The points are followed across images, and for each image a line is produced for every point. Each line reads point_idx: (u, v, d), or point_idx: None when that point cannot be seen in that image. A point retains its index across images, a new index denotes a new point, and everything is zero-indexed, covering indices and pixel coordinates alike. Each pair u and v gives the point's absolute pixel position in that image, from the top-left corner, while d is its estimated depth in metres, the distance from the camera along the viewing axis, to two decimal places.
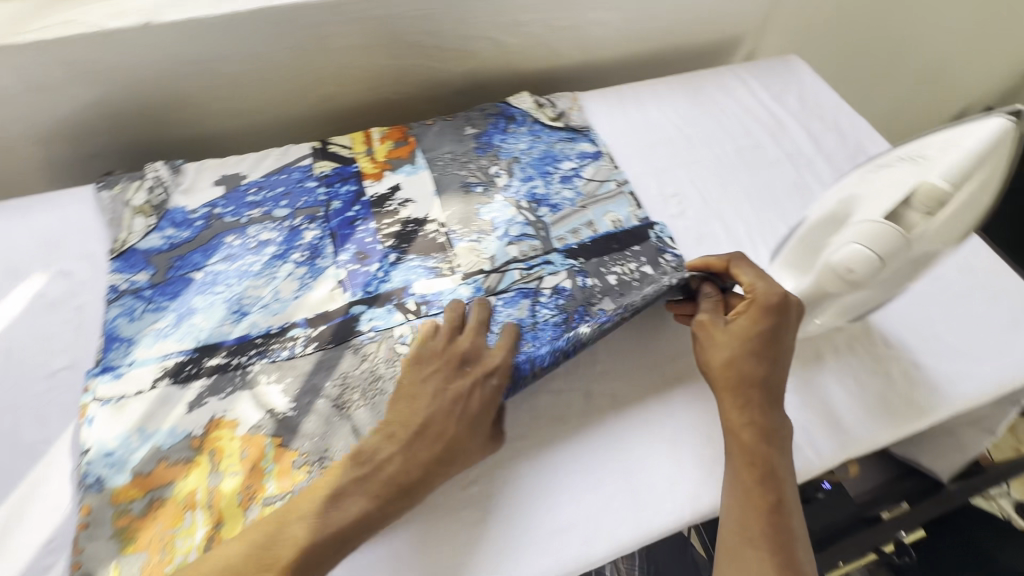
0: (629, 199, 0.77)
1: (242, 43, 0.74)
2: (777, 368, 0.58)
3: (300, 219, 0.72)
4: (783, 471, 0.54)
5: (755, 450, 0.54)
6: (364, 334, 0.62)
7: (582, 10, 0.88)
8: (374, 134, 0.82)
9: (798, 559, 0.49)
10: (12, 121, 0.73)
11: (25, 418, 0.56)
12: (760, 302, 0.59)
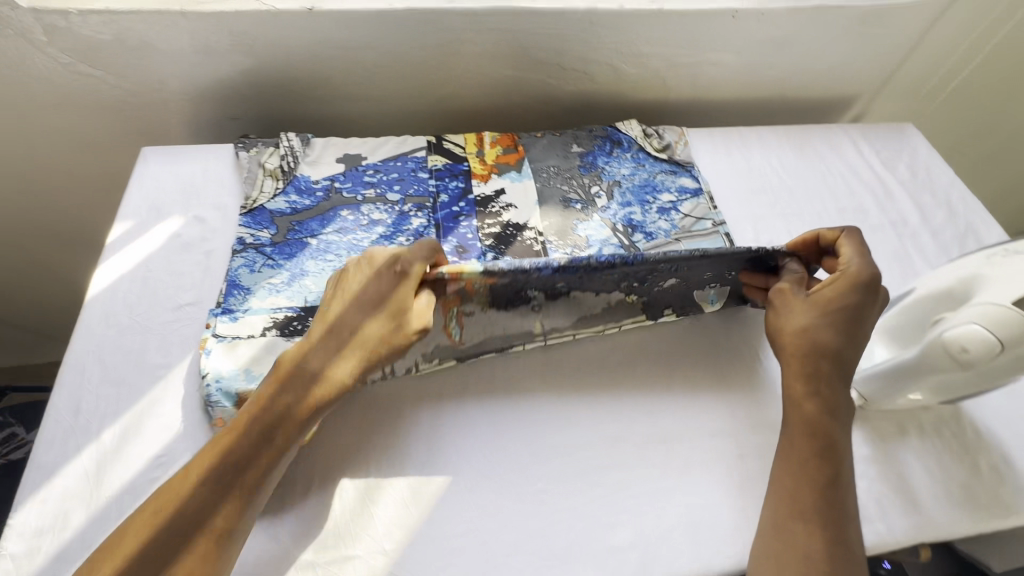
0: (724, 240, 0.77)
1: (387, 37, 0.80)
2: (854, 347, 0.57)
3: (410, 205, 0.77)
4: (841, 446, 0.54)
5: (816, 419, 0.54)
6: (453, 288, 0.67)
7: (704, 50, 0.90)
8: (486, 138, 0.87)
9: (846, 535, 0.50)
10: (176, 77, 0.82)
11: (151, 342, 0.62)
12: (852, 277, 0.57)
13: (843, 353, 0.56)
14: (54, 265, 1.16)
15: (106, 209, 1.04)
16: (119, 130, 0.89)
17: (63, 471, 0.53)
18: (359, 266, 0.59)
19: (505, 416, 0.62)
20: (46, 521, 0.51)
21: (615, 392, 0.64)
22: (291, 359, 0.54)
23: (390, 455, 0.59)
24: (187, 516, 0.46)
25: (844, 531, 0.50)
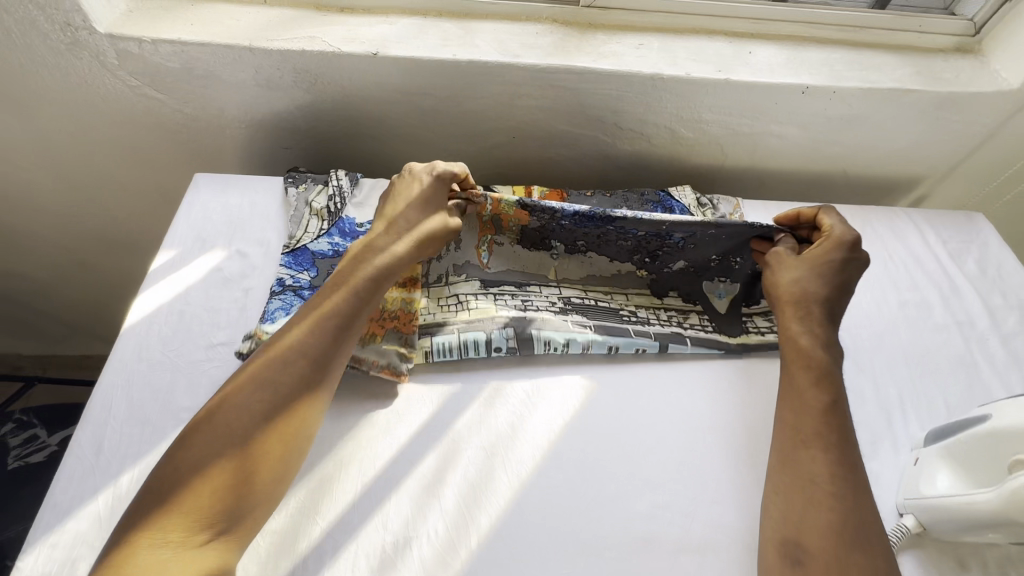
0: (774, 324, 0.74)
1: (447, 85, 0.80)
2: (840, 291, 0.66)
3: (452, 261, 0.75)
4: (832, 374, 0.61)
5: (808, 350, 0.62)
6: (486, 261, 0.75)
7: (768, 122, 0.87)
8: (534, 191, 0.85)
9: (843, 456, 0.56)
10: (236, 107, 0.83)
11: (180, 381, 0.61)
12: (837, 239, 0.69)
13: (828, 294, 0.66)
14: (98, 268, 1.18)
15: (153, 222, 1.06)
16: (174, 150, 0.90)
17: (77, 513, 0.52)
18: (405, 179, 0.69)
19: (531, 498, 0.57)
20: (53, 567, 0.49)
21: (653, 485, 0.59)
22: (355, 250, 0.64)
23: (408, 530, 0.55)
24: (283, 368, 0.54)
25: (843, 456, 0.56)
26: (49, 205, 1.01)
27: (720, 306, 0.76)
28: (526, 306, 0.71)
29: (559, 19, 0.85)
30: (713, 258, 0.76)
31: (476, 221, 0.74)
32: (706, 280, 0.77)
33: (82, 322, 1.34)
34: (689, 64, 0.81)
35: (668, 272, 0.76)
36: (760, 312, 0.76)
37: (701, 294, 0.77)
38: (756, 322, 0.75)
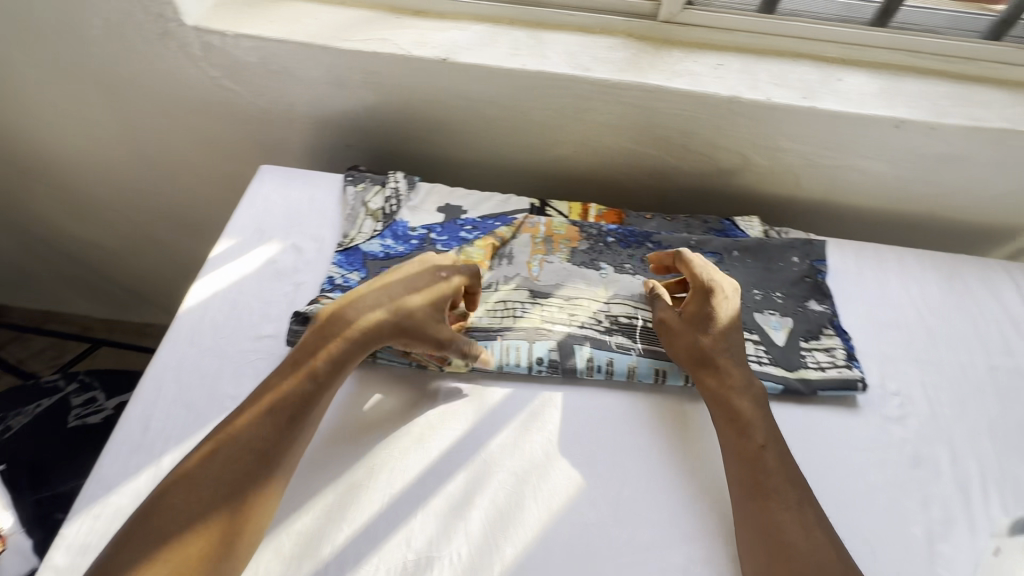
0: (841, 369, 0.68)
1: (512, 96, 0.79)
2: (732, 335, 0.66)
3: (500, 273, 0.73)
4: (757, 417, 0.60)
5: (732, 405, 0.61)
6: (537, 275, 0.74)
7: (852, 155, 0.81)
8: (591, 209, 0.84)
9: (790, 499, 0.54)
10: (305, 103, 0.85)
11: (227, 369, 0.62)
12: (702, 284, 0.68)
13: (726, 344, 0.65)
14: (165, 244, 1.24)
15: (219, 205, 1.10)
16: (244, 140, 0.93)
17: (119, 489, 0.54)
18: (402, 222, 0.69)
19: (560, 534, 0.55)
20: (93, 539, 0.51)
21: (692, 537, 0.55)
22: (349, 292, 0.63)
23: (431, 549, 0.53)
24: (240, 447, 0.52)
25: (788, 499, 0.54)
26: (129, 182, 1.08)
27: (777, 339, 0.71)
28: (571, 320, 0.70)
29: (634, 34, 0.82)
30: (755, 290, 0.76)
31: (529, 239, 0.77)
32: (758, 312, 0.74)
33: (148, 293, 1.42)
34: (771, 88, 0.76)
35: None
36: (819, 346, 0.71)
37: (755, 325, 0.73)
38: (816, 356, 0.69)
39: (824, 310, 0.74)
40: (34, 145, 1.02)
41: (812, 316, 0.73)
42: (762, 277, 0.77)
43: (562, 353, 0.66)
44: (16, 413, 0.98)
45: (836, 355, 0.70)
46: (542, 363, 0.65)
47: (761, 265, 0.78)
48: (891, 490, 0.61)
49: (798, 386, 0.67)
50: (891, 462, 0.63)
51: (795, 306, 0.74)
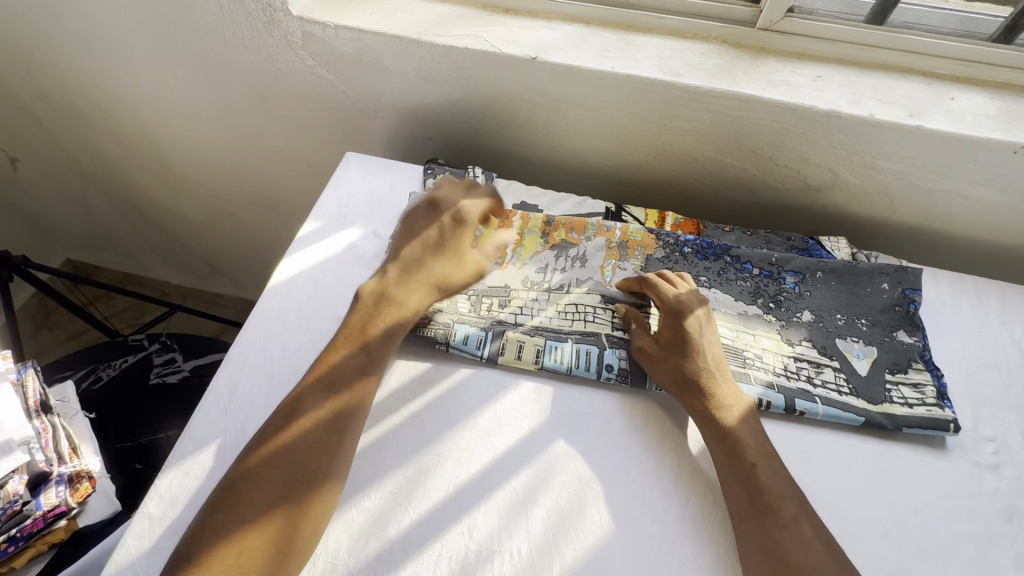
0: (930, 406, 0.64)
1: (597, 97, 0.78)
2: (716, 355, 0.63)
3: (573, 276, 0.73)
4: (749, 435, 0.58)
5: (726, 428, 0.58)
6: (611, 281, 0.73)
7: (957, 180, 0.75)
8: (667, 218, 0.83)
9: (786, 515, 0.53)
10: (392, 95, 0.87)
11: (307, 346, 0.65)
12: (669, 305, 0.66)
13: (715, 366, 0.62)
14: (244, 221, 1.31)
15: (297, 188, 1.15)
16: (329, 127, 0.97)
17: (208, 449, 0.57)
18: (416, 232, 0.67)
19: (620, 543, 0.54)
20: (182, 493, 0.55)
21: None
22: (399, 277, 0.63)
23: (492, 542, 0.54)
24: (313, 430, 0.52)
25: (784, 515, 0.53)
26: (220, 159, 1.14)
27: (859, 368, 0.68)
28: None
29: (728, 41, 0.80)
30: (838, 315, 0.72)
31: (605, 245, 0.76)
32: (840, 338, 0.71)
33: (223, 265, 1.50)
34: (875, 104, 0.72)
35: (796, 323, 0.72)
36: (906, 380, 0.67)
37: (836, 352, 0.69)
38: (902, 391, 0.65)
39: (913, 342, 0.69)
40: (140, 120, 1.10)
41: (900, 348, 0.69)
42: (846, 302, 0.73)
43: (632, 362, 0.66)
44: (107, 365, 1.07)
45: (924, 391, 0.66)
46: (612, 371, 0.65)
47: (846, 289, 0.74)
48: (979, 543, 0.57)
49: (881, 420, 0.63)
50: (983, 513, 0.59)
51: (882, 336, 0.70)
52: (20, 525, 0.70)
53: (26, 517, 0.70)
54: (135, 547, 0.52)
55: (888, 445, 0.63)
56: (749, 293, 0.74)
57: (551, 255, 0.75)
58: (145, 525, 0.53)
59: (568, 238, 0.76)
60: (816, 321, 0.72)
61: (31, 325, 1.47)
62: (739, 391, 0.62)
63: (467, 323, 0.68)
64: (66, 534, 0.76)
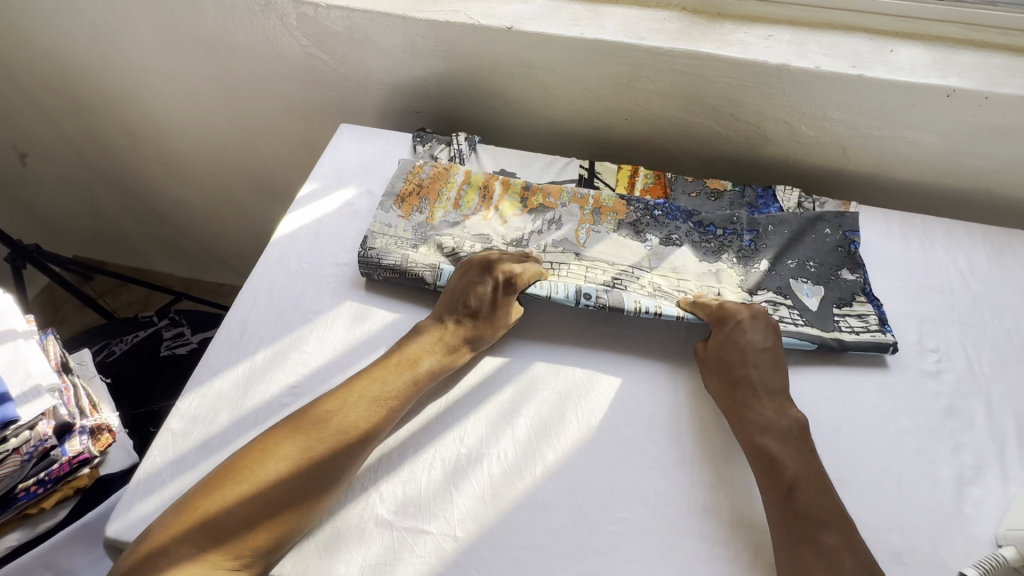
0: (872, 331, 0.69)
1: (570, 63, 0.85)
2: (766, 355, 0.65)
3: (547, 232, 0.79)
4: (788, 456, 0.57)
5: (765, 447, 0.58)
6: (584, 237, 0.78)
7: (900, 126, 0.82)
8: (638, 181, 0.87)
9: (824, 544, 0.52)
10: (381, 70, 0.94)
11: (309, 289, 0.71)
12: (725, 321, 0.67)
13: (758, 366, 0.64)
14: (245, 207, 1.38)
15: (296, 169, 1.22)
16: (324, 106, 1.04)
17: (222, 376, 0.63)
18: (468, 272, 0.70)
19: (596, 442, 0.61)
20: (199, 412, 0.61)
21: (704, 456, 0.61)
22: (449, 311, 0.68)
23: (481, 446, 0.60)
24: (345, 435, 0.56)
25: (823, 544, 0.52)
26: (222, 145, 1.21)
27: (810, 304, 0.73)
28: (616, 282, 0.73)
29: (688, 9, 0.87)
30: (792, 261, 0.78)
31: (578, 211, 0.81)
32: (792, 279, 0.76)
33: (225, 253, 1.56)
34: (821, 57, 0.80)
35: (753, 274, 0.77)
36: (852, 312, 0.72)
37: (790, 291, 0.75)
38: (849, 321, 0.71)
39: (856, 279, 0.75)
40: (146, 110, 1.18)
41: (844, 285, 0.75)
42: (799, 249, 0.79)
43: (611, 297, 0.70)
44: (119, 340, 1.13)
45: (867, 321, 0.71)
46: (590, 299, 0.70)
47: (796, 237, 0.80)
48: (921, 436, 0.63)
49: (832, 345, 0.68)
50: (924, 412, 0.65)
51: (834, 277, 0.76)
52: (47, 468, 0.76)
53: (53, 460, 0.76)
54: (161, 457, 0.58)
55: (841, 357, 0.70)
56: (711, 247, 0.80)
57: (528, 219, 0.80)
58: (168, 440, 0.59)
59: (545, 203, 0.81)
60: (771, 268, 0.77)
61: (43, 316, 1.52)
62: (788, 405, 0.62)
63: (446, 264, 0.73)
64: (91, 480, 0.81)
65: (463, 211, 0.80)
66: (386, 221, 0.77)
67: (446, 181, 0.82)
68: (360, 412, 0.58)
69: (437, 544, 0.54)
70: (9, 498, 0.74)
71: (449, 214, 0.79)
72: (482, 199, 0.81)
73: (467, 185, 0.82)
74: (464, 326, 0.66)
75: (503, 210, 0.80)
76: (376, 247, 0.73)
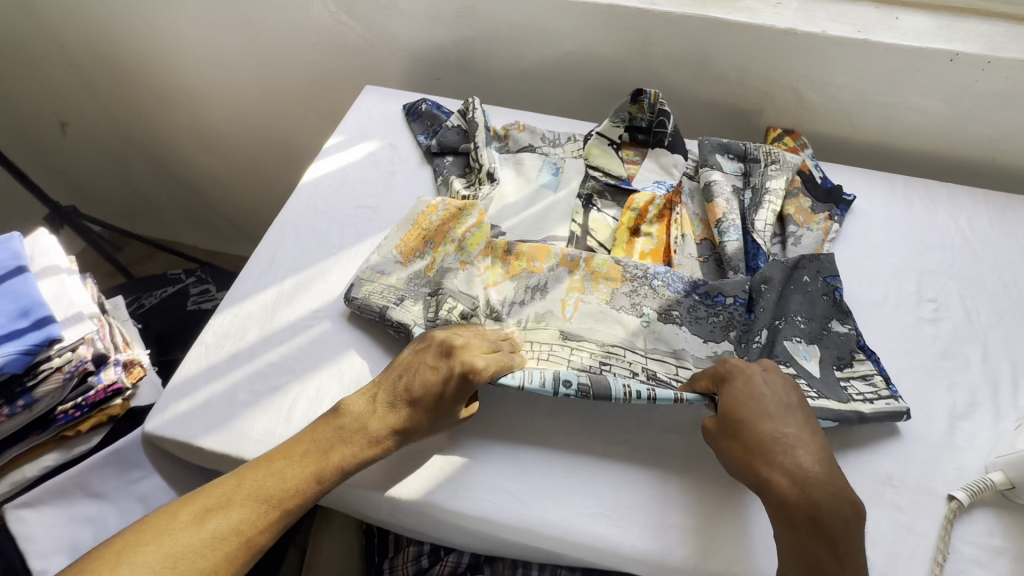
0: (883, 406, 0.60)
1: (586, 28, 0.89)
2: (789, 419, 0.53)
3: (531, 299, 0.68)
4: (835, 556, 0.47)
5: (806, 548, 0.47)
6: (569, 309, 0.68)
7: (904, 92, 0.85)
8: (638, 242, 0.78)
9: None
10: (407, 37, 0.99)
11: (334, 226, 0.76)
12: (736, 389, 0.55)
13: (779, 432, 0.53)
14: (270, 177, 1.43)
15: (320, 138, 1.27)
16: (351, 73, 1.10)
17: (252, 298, 0.68)
18: (425, 342, 0.59)
19: None
20: (231, 329, 0.65)
21: None
22: (388, 391, 0.57)
23: None
24: (243, 531, 0.50)
25: None
26: (250, 115, 1.27)
27: (812, 370, 0.64)
28: (603, 368, 0.63)
29: None
30: (801, 321, 0.67)
31: (566, 277, 0.70)
32: (791, 339, 0.66)
33: (248, 225, 1.61)
34: (827, 23, 0.83)
35: (755, 350, 0.65)
36: (855, 374, 0.64)
37: (790, 357, 0.64)
38: (856, 387, 0.62)
39: (848, 332, 0.67)
40: (181, 79, 1.24)
41: (837, 340, 0.67)
42: (806, 308, 0.68)
43: (594, 382, 0.60)
44: (149, 294, 1.19)
45: (877, 395, 0.62)
46: (570, 388, 0.59)
47: (794, 292, 0.69)
48: (916, 375, 0.65)
49: (852, 420, 0.59)
50: (921, 354, 0.67)
51: (845, 347, 0.66)
52: (85, 394, 0.80)
53: (89, 387, 0.80)
54: (194, 366, 0.63)
55: None
56: (715, 309, 0.68)
57: (511, 288, 0.70)
58: (202, 352, 0.64)
59: (530, 268, 0.70)
60: (781, 334, 0.66)
61: None
62: (832, 481, 0.50)
63: (421, 328, 0.64)
64: (123, 410, 0.86)
65: (453, 258, 0.70)
66: (380, 266, 0.70)
67: (456, 223, 0.73)
68: (254, 508, 0.51)
69: (451, 447, 0.59)
70: (49, 419, 0.79)
71: (448, 258, 0.70)
72: (489, 245, 0.72)
73: (478, 228, 0.71)
74: (397, 412, 0.56)
75: (497, 272, 0.70)
76: (359, 298, 0.66)
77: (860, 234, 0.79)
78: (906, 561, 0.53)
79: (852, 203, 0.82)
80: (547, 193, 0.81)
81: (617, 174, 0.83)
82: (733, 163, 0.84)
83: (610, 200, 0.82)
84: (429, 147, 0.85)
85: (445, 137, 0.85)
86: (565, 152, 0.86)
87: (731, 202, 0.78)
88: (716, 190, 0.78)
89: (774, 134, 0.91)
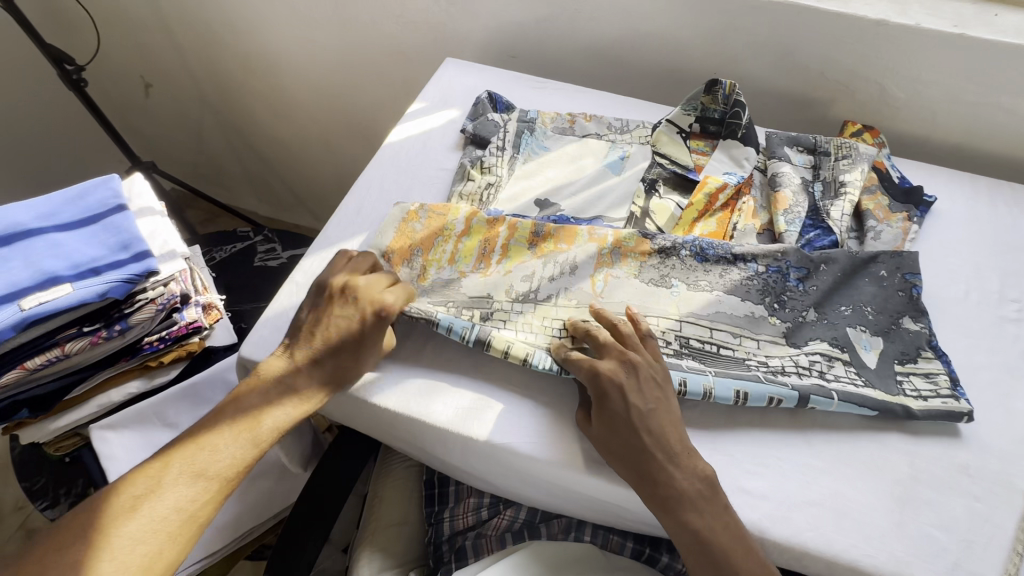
0: (942, 401, 0.60)
1: (670, 12, 0.90)
2: (652, 411, 0.55)
3: (560, 267, 0.67)
4: (709, 526, 0.51)
5: (681, 521, 0.51)
6: (640, 275, 0.67)
7: (997, 91, 0.83)
8: (698, 228, 0.78)
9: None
10: (488, 13, 1.02)
11: (417, 186, 0.79)
12: (604, 388, 0.56)
13: (642, 427, 0.54)
14: (336, 147, 1.48)
15: (389, 110, 1.31)
16: (428, 48, 1.13)
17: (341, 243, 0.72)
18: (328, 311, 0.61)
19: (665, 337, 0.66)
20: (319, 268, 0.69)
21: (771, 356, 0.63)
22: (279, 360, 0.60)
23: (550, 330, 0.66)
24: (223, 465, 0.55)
25: None
26: (324, 85, 1.32)
27: (868, 360, 0.63)
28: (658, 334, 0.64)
29: None
30: (868, 309, 0.67)
31: (596, 251, 0.69)
32: (850, 327, 0.66)
33: (307, 194, 1.67)
34: (921, 16, 0.82)
35: (800, 322, 0.66)
36: (917, 371, 0.62)
37: (847, 343, 0.64)
38: (913, 383, 0.61)
39: (920, 330, 0.65)
40: (264, 46, 1.30)
41: (906, 337, 0.65)
42: (866, 296, 0.68)
43: None
44: (219, 248, 1.24)
45: (936, 394, 0.60)
46: None
47: (856, 284, 0.68)
48: (995, 372, 0.64)
49: (895, 412, 0.59)
50: (1003, 353, 0.66)
51: (906, 341, 0.65)
52: (169, 328, 0.85)
53: (174, 322, 0.84)
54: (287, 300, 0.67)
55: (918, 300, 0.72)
56: (784, 286, 0.67)
57: (540, 267, 0.67)
58: (293, 289, 0.69)
59: (557, 249, 0.69)
60: (841, 321, 0.66)
61: None
62: (694, 461, 0.53)
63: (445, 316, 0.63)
64: (200, 347, 0.90)
65: (447, 269, 0.67)
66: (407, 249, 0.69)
67: (442, 233, 0.70)
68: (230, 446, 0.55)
69: (525, 399, 0.61)
70: (136, 348, 0.83)
71: (442, 271, 0.67)
72: (483, 250, 0.69)
73: (470, 238, 0.69)
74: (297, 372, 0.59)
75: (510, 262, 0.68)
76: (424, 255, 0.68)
77: (941, 231, 0.78)
78: (981, 550, 0.52)
79: (932, 203, 0.80)
80: (610, 175, 0.81)
81: (683, 164, 0.82)
82: (802, 156, 0.84)
83: (673, 187, 0.80)
84: (465, 132, 0.84)
85: (483, 125, 0.84)
86: (632, 139, 0.86)
87: (798, 193, 0.79)
88: (784, 180, 0.79)
89: (852, 128, 0.88)
